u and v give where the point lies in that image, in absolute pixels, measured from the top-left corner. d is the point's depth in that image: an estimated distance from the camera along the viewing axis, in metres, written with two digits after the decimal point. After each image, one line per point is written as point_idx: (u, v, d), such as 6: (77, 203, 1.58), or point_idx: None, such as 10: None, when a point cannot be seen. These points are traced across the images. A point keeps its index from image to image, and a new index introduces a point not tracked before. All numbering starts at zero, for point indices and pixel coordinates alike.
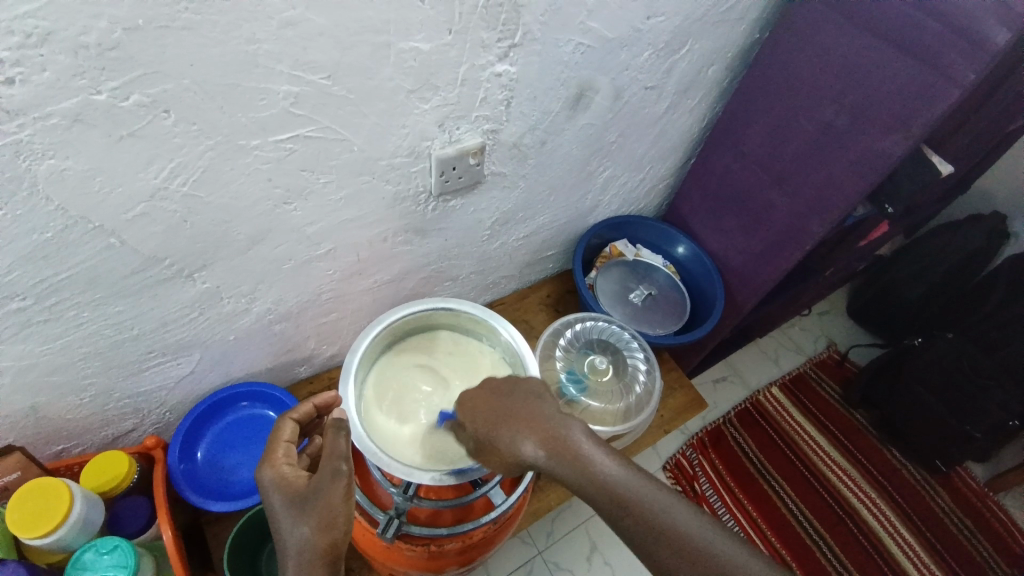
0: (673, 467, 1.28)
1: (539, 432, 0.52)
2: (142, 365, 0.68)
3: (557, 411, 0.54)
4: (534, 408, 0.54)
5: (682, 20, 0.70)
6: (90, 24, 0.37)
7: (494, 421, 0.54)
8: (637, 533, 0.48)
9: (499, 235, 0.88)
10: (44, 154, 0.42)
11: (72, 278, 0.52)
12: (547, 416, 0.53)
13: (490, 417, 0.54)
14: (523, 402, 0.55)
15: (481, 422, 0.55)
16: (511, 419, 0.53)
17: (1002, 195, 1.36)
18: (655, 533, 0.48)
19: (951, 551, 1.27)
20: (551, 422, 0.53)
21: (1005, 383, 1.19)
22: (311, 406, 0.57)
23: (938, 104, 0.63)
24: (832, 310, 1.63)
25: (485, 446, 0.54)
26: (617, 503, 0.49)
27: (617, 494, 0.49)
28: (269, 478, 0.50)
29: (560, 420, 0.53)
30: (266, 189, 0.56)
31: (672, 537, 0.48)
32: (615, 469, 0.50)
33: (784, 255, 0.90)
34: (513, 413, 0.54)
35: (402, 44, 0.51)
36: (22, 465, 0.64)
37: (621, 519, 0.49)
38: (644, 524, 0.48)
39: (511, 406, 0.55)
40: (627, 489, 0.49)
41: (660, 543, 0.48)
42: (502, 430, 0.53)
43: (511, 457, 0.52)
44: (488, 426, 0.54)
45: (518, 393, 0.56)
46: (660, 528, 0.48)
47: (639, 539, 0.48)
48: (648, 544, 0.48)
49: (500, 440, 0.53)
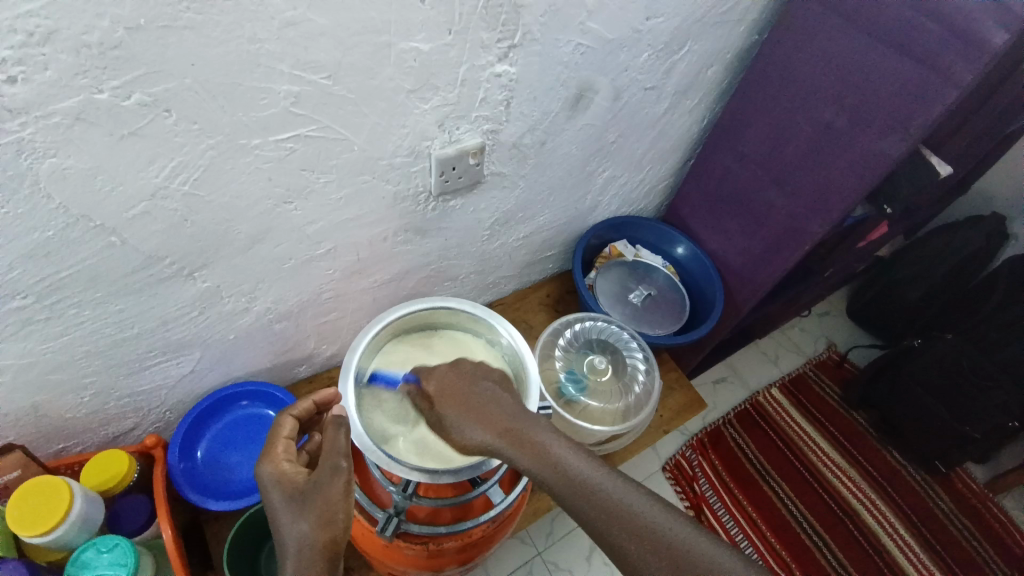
0: (672, 468, 1.28)
1: (500, 423, 0.54)
2: (143, 364, 0.68)
3: (518, 404, 0.55)
4: (497, 400, 0.55)
5: (682, 21, 0.70)
6: (93, 23, 0.37)
7: (459, 409, 0.55)
8: (592, 518, 0.48)
9: (498, 235, 0.88)
10: (46, 153, 0.42)
11: (73, 277, 0.52)
12: (510, 408, 0.55)
13: (456, 405, 0.55)
14: (487, 392, 0.56)
15: (446, 408, 0.56)
16: (474, 409, 0.55)
17: (1001, 196, 1.36)
18: (611, 519, 0.48)
19: (951, 552, 1.27)
20: (512, 415, 0.54)
21: (1005, 385, 1.18)
22: (311, 403, 0.57)
23: (936, 105, 0.63)
24: (832, 311, 1.63)
25: (448, 433, 0.55)
26: (573, 488, 0.49)
27: (573, 481, 0.50)
28: (269, 474, 0.50)
29: (521, 414, 0.55)
30: (267, 188, 0.56)
31: (629, 523, 0.47)
32: (572, 458, 0.51)
33: (783, 255, 0.90)
34: (479, 404, 0.55)
35: (403, 44, 0.51)
36: (22, 463, 0.65)
37: (577, 504, 0.49)
38: (600, 510, 0.48)
39: (475, 396, 0.56)
40: (584, 476, 0.50)
41: (616, 528, 0.47)
42: (466, 418, 0.54)
43: (471, 445, 0.53)
44: (454, 414, 0.55)
45: (483, 384, 0.57)
46: (618, 513, 0.48)
47: (595, 525, 0.48)
48: (604, 529, 0.48)
49: (462, 428, 0.54)
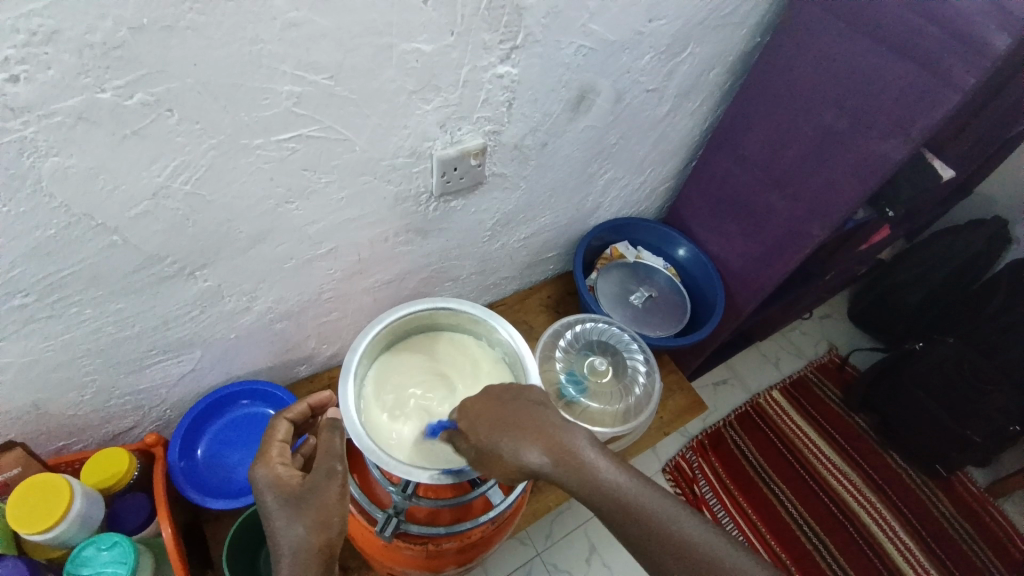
0: (672, 470, 1.28)
1: (544, 441, 0.51)
2: (144, 363, 0.69)
3: (558, 419, 0.53)
4: (539, 417, 0.53)
5: (684, 23, 0.70)
6: (96, 23, 0.37)
7: (499, 430, 0.52)
8: (644, 540, 0.49)
9: (499, 236, 0.88)
10: (48, 152, 0.42)
11: (75, 275, 0.53)
12: (552, 425, 0.53)
13: (497, 425, 0.52)
14: (524, 411, 0.53)
15: (484, 429, 0.52)
16: (515, 429, 0.52)
17: (1003, 200, 1.36)
18: (662, 539, 0.49)
19: (951, 557, 1.26)
20: (555, 432, 0.52)
21: (1004, 389, 1.19)
22: (305, 406, 0.59)
23: (937, 109, 0.63)
24: (833, 313, 1.62)
25: (490, 458, 0.51)
26: (625, 511, 0.50)
27: (627, 502, 0.50)
28: (263, 477, 0.50)
29: (565, 430, 0.53)
30: (269, 188, 0.56)
31: (681, 547, 0.49)
32: (622, 478, 0.51)
33: (784, 258, 0.90)
34: (521, 422, 0.52)
35: (405, 46, 0.51)
36: (23, 461, 0.65)
37: (628, 526, 0.50)
38: (652, 533, 0.49)
39: (513, 416, 0.53)
40: (636, 498, 0.50)
41: (668, 550, 0.49)
42: (508, 439, 0.51)
43: (517, 468, 0.50)
44: (495, 438, 0.51)
45: (522, 401, 0.55)
46: (668, 537, 0.49)
47: (645, 545, 0.49)
48: (655, 551, 0.49)
49: (509, 453, 0.50)
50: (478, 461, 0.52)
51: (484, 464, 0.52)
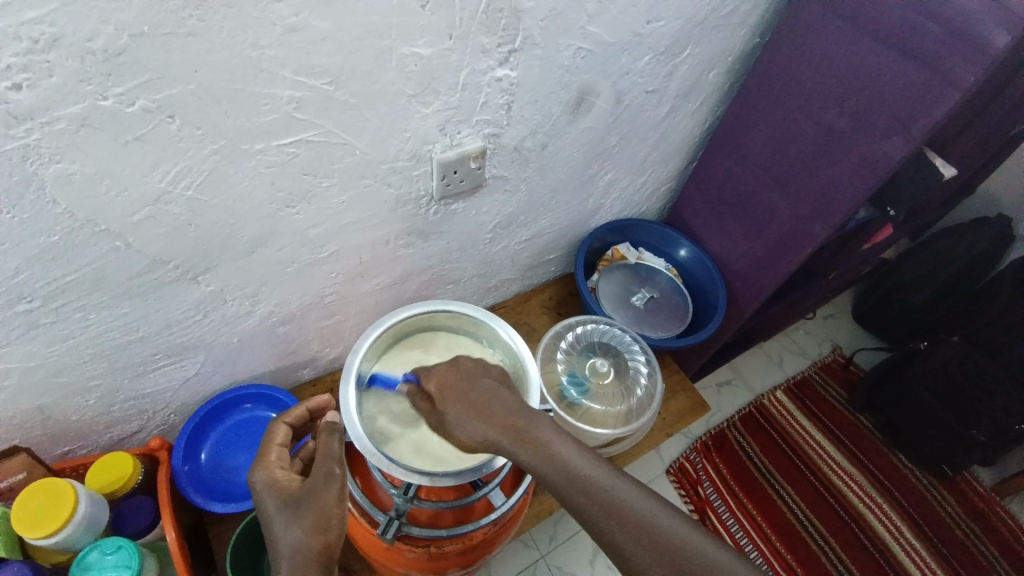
0: (676, 471, 1.27)
1: (503, 420, 0.53)
2: (147, 366, 0.69)
3: (520, 400, 0.55)
4: (502, 397, 0.54)
5: (683, 24, 0.70)
6: (97, 29, 0.38)
7: (462, 407, 0.54)
8: (594, 516, 0.48)
9: (501, 238, 0.88)
10: (51, 158, 0.43)
11: (78, 280, 0.53)
12: (513, 404, 0.54)
13: (457, 400, 0.54)
14: (486, 389, 0.55)
15: (448, 406, 0.54)
16: (473, 405, 0.53)
17: (1007, 198, 1.36)
18: (615, 519, 0.47)
19: (958, 557, 1.25)
20: (515, 411, 0.53)
21: (1010, 389, 1.16)
22: (304, 410, 0.59)
23: (938, 107, 0.63)
24: (836, 313, 1.62)
25: (449, 430, 0.54)
26: (576, 488, 0.49)
27: (580, 480, 0.49)
28: (263, 481, 0.51)
29: (525, 409, 0.54)
30: (270, 192, 0.56)
31: (632, 523, 0.47)
32: (575, 456, 0.51)
33: (786, 257, 0.90)
34: (481, 400, 0.54)
35: (404, 49, 0.51)
36: (28, 465, 0.65)
37: (579, 503, 0.49)
38: (602, 509, 0.48)
39: (474, 393, 0.55)
40: (589, 475, 0.49)
41: (618, 527, 0.47)
42: (469, 417, 0.53)
43: (472, 442, 0.52)
44: (454, 411, 0.54)
45: (486, 380, 0.56)
46: (619, 513, 0.48)
47: (595, 523, 0.48)
48: (606, 529, 0.48)
49: (465, 426, 0.53)
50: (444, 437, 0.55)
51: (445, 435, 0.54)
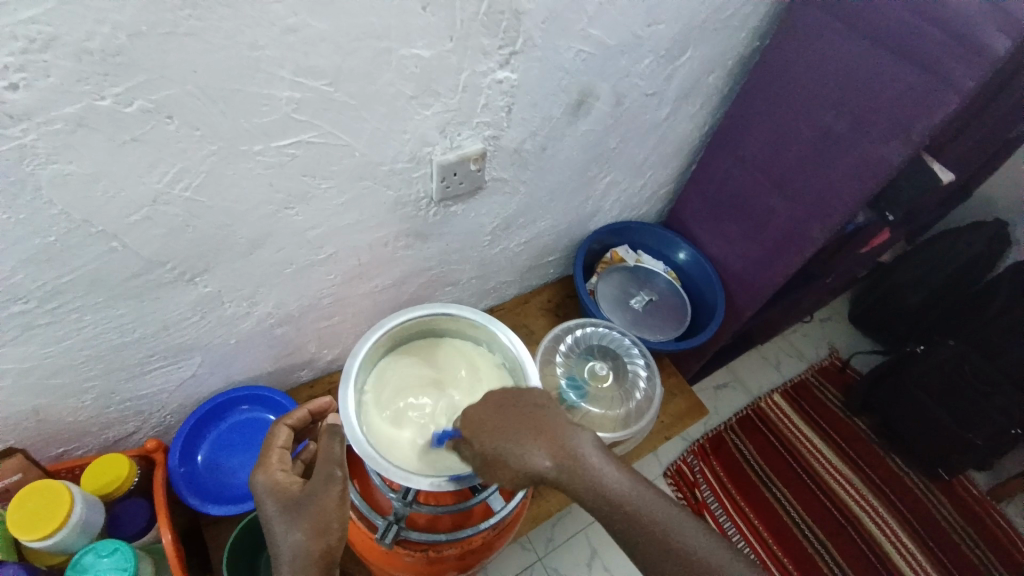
0: (673, 474, 1.28)
1: (551, 447, 0.52)
2: (143, 368, 0.68)
3: (563, 422, 0.54)
4: (545, 421, 0.53)
5: (683, 27, 0.70)
6: (94, 30, 0.38)
7: (506, 437, 0.52)
8: (644, 544, 0.51)
9: (499, 240, 0.88)
10: (47, 158, 0.42)
11: (74, 281, 0.52)
12: (558, 428, 0.53)
13: (503, 431, 0.52)
14: (531, 417, 0.54)
15: (490, 437, 0.52)
16: (521, 435, 0.52)
17: (1004, 202, 1.36)
18: (663, 545, 0.50)
19: (953, 560, 1.26)
20: (561, 436, 0.53)
21: (1006, 390, 1.19)
22: (305, 412, 0.58)
23: (937, 111, 0.63)
24: (834, 316, 1.62)
25: (496, 463, 0.51)
26: (628, 516, 0.51)
27: (631, 509, 0.51)
28: (263, 484, 0.51)
29: (569, 433, 0.53)
30: (268, 194, 0.56)
31: (678, 551, 0.50)
32: (624, 483, 0.52)
33: (784, 261, 0.90)
34: (528, 427, 0.53)
35: (404, 50, 0.51)
36: (22, 468, 0.65)
37: (630, 530, 0.51)
38: (652, 537, 0.51)
39: (520, 422, 0.53)
40: (638, 503, 0.51)
41: (665, 555, 0.50)
42: (514, 445, 0.51)
43: (522, 472, 0.51)
44: (502, 443, 0.51)
45: (525, 405, 0.55)
46: (666, 541, 0.51)
47: (643, 549, 0.51)
48: (652, 555, 0.51)
49: (514, 457, 0.51)
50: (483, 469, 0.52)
51: (489, 470, 0.52)
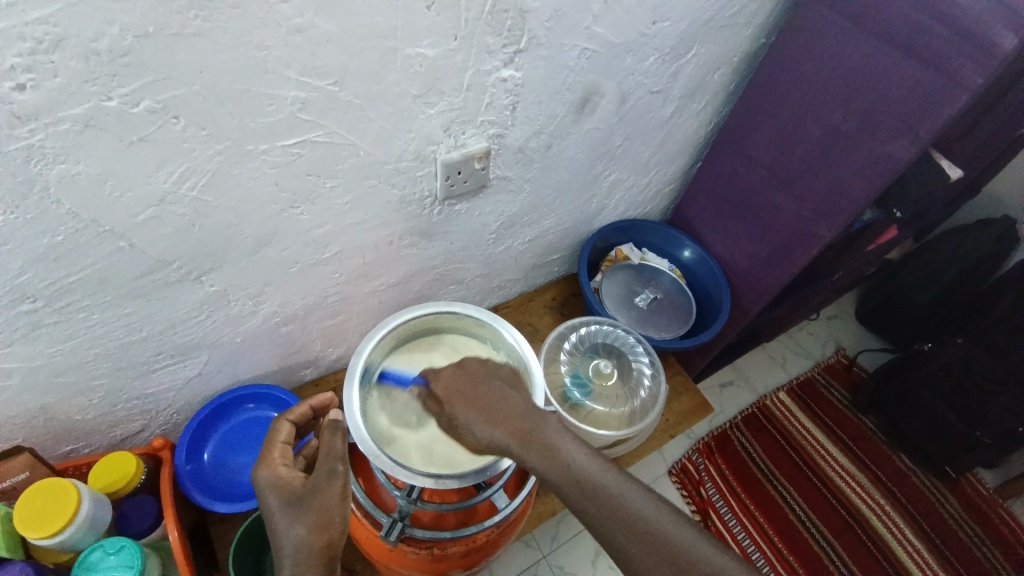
0: (678, 472, 1.27)
1: (512, 423, 0.54)
2: (151, 366, 0.69)
3: (529, 403, 0.56)
4: (510, 401, 0.56)
5: (690, 24, 0.70)
6: (102, 30, 0.38)
7: (470, 410, 0.56)
8: (600, 521, 0.50)
9: (504, 239, 0.88)
10: (55, 159, 0.43)
11: (82, 280, 0.53)
12: (522, 408, 0.56)
13: (465, 403, 0.56)
14: (493, 393, 0.57)
15: (456, 408, 0.56)
16: (480, 409, 0.56)
17: (1013, 199, 1.35)
18: (617, 523, 0.49)
19: (960, 559, 1.25)
20: (524, 414, 0.55)
21: (1014, 390, 1.16)
22: (308, 408, 0.59)
23: (946, 109, 0.63)
24: (840, 314, 1.61)
25: (458, 431, 0.56)
26: (580, 491, 0.51)
27: (584, 484, 0.51)
28: (266, 479, 0.51)
29: (533, 413, 0.55)
30: (274, 193, 0.56)
31: (636, 528, 0.49)
32: (583, 459, 0.52)
33: (791, 259, 0.89)
34: (488, 403, 0.56)
35: (409, 50, 0.51)
36: (30, 465, 0.65)
37: (583, 506, 0.50)
38: (608, 513, 0.50)
39: (482, 397, 0.56)
40: (595, 480, 0.51)
41: (622, 532, 0.49)
42: (477, 419, 0.55)
43: (478, 442, 0.55)
44: (462, 413, 0.56)
45: (495, 382, 0.58)
46: (624, 518, 0.49)
47: (599, 525, 0.50)
48: (609, 532, 0.50)
49: (470, 427, 0.55)
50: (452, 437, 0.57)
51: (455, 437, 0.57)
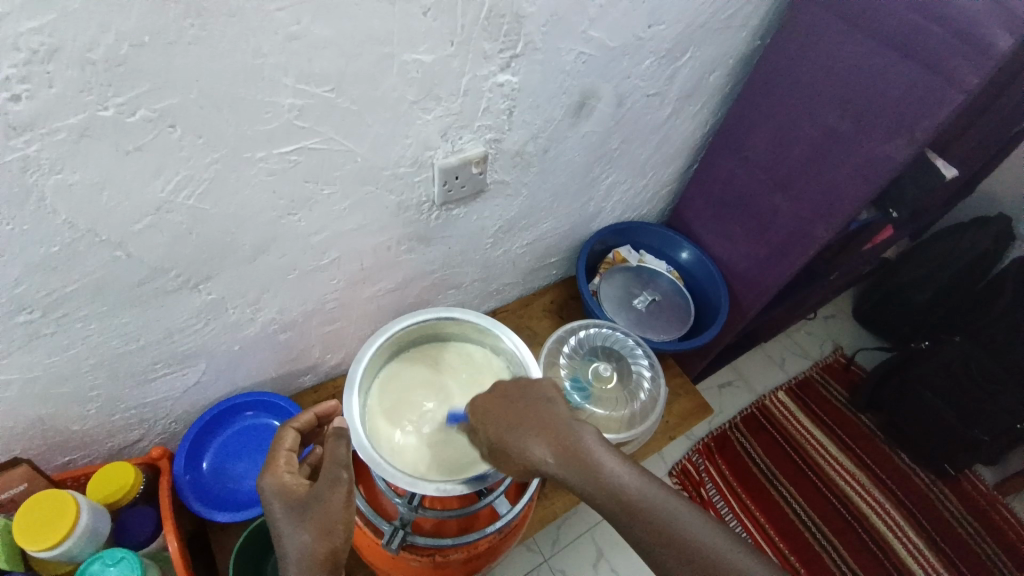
0: (679, 473, 1.27)
1: (552, 439, 0.53)
2: (149, 375, 0.68)
3: (569, 417, 0.55)
4: (548, 414, 0.55)
5: (686, 26, 0.70)
6: (98, 39, 0.37)
7: (507, 427, 0.55)
8: (646, 540, 0.49)
9: (502, 242, 0.88)
10: (51, 168, 0.42)
11: (79, 290, 0.53)
12: (561, 421, 0.54)
13: (506, 421, 0.55)
14: (533, 409, 0.55)
15: (494, 427, 0.55)
16: (522, 425, 0.54)
17: (1008, 197, 1.36)
18: (668, 544, 0.48)
19: (962, 557, 1.25)
20: (563, 428, 0.54)
21: (1011, 387, 1.18)
22: (312, 415, 0.59)
23: (941, 110, 0.63)
24: (838, 313, 1.62)
25: (498, 450, 0.54)
26: (629, 511, 0.49)
27: (632, 504, 0.49)
28: (270, 486, 0.51)
29: (573, 426, 0.54)
30: (271, 200, 0.56)
31: (684, 547, 0.48)
32: (626, 475, 0.51)
33: (789, 260, 0.89)
34: (529, 419, 0.54)
35: (406, 55, 0.51)
36: (29, 476, 0.65)
37: (632, 527, 0.49)
38: (654, 533, 0.48)
39: (522, 414, 0.55)
40: (640, 497, 0.50)
41: (670, 551, 0.48)
42: (516, 436, 0.54)
43: (519, 461, 0.53)
44: (503, 431, 0.54)
45: (534, 398, 0.57)
46: (671, 535, 0.48)
47: (645, 543, 0.49)
48: (657, 551, 0.48)
49: (511, 446, 0.53)
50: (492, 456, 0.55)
51: (495, 457, 0.55)
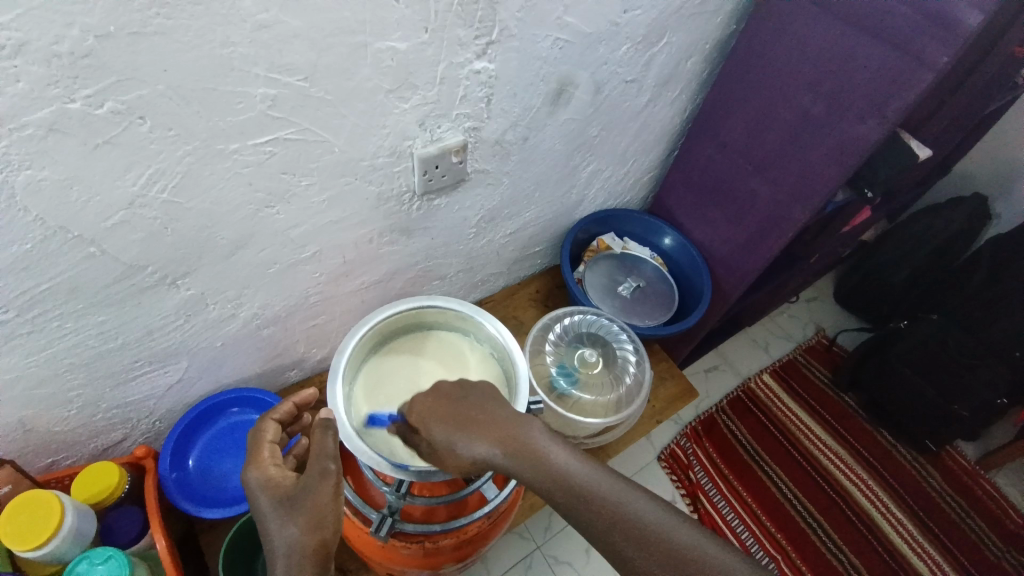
0: (667, 457, 1.29)
1: (498, 434, 0.53)
2: (129, 375, 0.68)
3: (513, 413, 0.55)
4: (494, 411, 0.55)
5: (659, 13, 0.70)
6: (62, 33, 0.37)
7: (449, 426, 0.54)
8: (599, 528, 0.49)
9: (486, 232, 0.88)
10: (20, 165, 0.42)
11: (53, 289, 0.52)
12: (505, 418, 0.54)
13: (444, 422, 0.54)
14: (476, 407, 0.55)
15: (433, 425, 0.55)
16: (464, 424, 0.54)
17: (982, 177, 1.38)
18: (622, 530, 0.48)
19: (944, 531, 1.28)
20: (507, 424, 0.53)
21: (991, 363, 1.21)
22: (291, 405, 0.61)
23: (911, 89, 0.64)
24: (820, 296, 1.64)
25: (441, 451, 0.53)
26: (579, 499, 0.50)
27: (581, 491, 0.50)
28: (256, 480, 0.51)
29: (518, 421, 0.54)
30: (248, 193, 0.55)
31: (631, 529, 0.48)
32: (572, 464, 0.51)
33: (768, 243, 0.90)
34: (471, 417, 0.54)
35: (379, 44, 0.51)
36: (14, 478, 0.64)
37: (584, 515, 0.49)
38: (604, 518, 0.49)
39: (464, 412, 0.55)
40: (588, 483, 0.50)
41: (617, 533, 0.48)
42: (460, 434, 0.53)
43: (466, 460, 0.52)
44: (444, 432, 0.53)
45: (474, 397, 0.56)
46: (620, 518, 0.48)
47: (598, 530, 0.49)
48: (613, 538, 0.48)
49: (456, 444, 0.53)
50: (434, 455, 0.55)
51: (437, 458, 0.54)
